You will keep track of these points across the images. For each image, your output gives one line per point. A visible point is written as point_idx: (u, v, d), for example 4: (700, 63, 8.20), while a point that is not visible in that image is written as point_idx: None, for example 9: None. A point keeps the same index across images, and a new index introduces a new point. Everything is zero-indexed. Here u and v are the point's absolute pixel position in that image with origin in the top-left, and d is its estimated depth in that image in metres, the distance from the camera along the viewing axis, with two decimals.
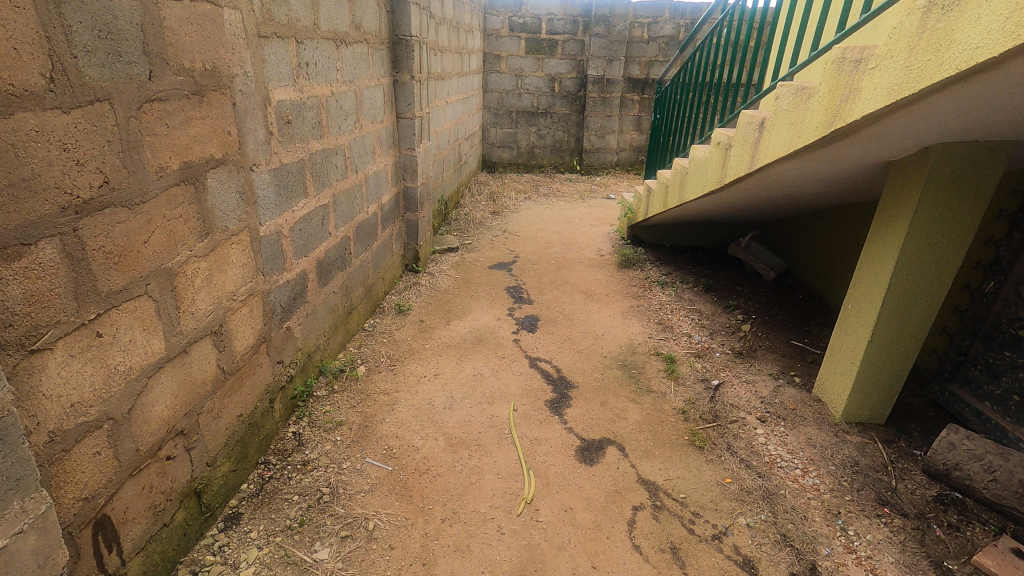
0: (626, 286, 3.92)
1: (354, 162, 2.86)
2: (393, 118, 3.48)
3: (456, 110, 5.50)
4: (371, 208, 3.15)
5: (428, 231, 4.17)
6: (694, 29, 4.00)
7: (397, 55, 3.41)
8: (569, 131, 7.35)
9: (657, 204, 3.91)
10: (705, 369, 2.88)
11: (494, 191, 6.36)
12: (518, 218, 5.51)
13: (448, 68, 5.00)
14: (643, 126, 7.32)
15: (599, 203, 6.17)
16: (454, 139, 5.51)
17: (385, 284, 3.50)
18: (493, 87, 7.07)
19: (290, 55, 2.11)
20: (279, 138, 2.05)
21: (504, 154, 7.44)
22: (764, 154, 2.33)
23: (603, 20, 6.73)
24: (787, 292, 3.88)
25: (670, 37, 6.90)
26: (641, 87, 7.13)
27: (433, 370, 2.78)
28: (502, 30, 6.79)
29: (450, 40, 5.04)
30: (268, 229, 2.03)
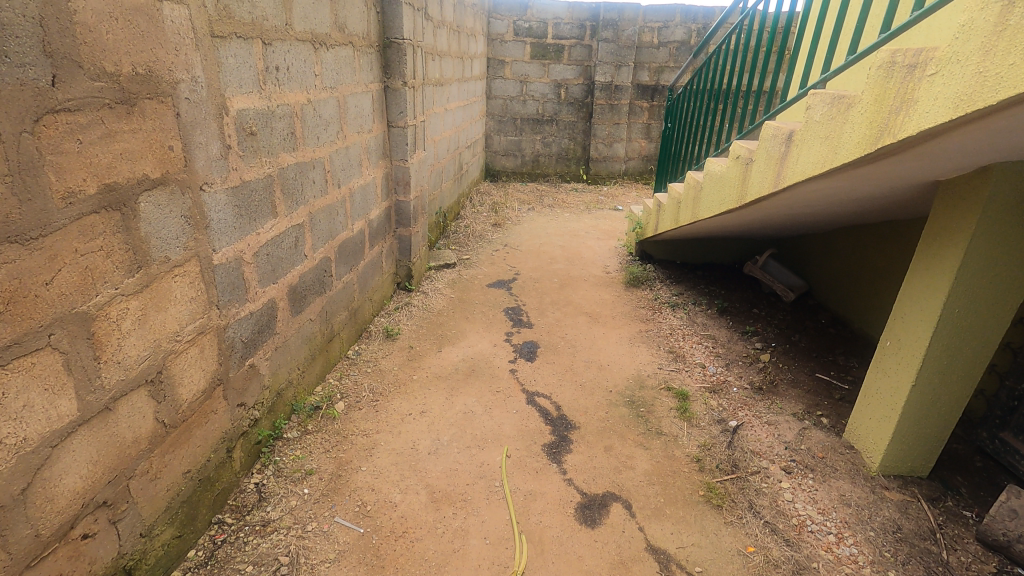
0: (633, 308, 3.64)
1: (336, 176, 2.61)
2: (383, 127, 3.24)
3: (456, 117, 5.27)
4: (356, 225, 2.90)
5: (422, 247, 3.92)
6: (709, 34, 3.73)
7: (389, 59, 3.17)
8: (575, 139, 7.09)
9: (667, 219, 3.63)
10: (721, 407, 2.59)
11: (497, 202, 6.11)
12: (520, 231, 5.26)
13: (448, 74, 4.77)
14: (653, 134, 7.05)
15: (606, 215, 5.90)
16: (454, 148, 5.27)
17: (373, 305, 3.25)
18: (497, 94, 6.83)
19: (255, 58, 1.87)
20: (239, 153, 1.81)
21: (508, 163, 7.19)
22: (792, 171, 2.05)
23: (611, 24, 6.48)
24: (808, 316, 3.59)
25: (681, 43, 6.64)
26: (651, 94, 6.86)
27: (420, 406, 2.52)
28: (506, 35, 6.56)
29: (451, 45, 4.81)
30: (225, 256, 1.78)
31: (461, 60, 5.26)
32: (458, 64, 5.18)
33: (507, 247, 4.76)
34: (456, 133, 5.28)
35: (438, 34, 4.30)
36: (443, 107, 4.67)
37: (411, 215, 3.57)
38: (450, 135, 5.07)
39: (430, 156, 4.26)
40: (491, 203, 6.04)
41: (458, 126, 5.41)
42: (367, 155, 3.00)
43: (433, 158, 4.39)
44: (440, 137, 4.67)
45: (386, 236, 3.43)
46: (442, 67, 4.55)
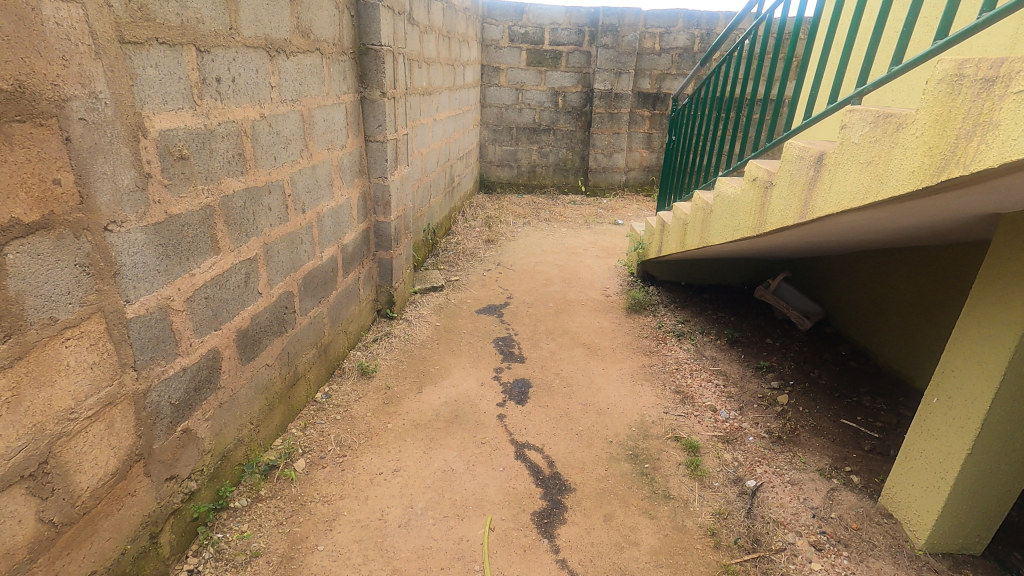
0: (635, 338, 3.34)
1: (299, 199, 2.31)
2: (360, 141, 2.94)
3: (448, 127, 4.99)
4: (326, 252, 2.60)
5: (406, 270, 3.62)
6: (717, 41, 3.45)
7: (365, 68, 2.88)
8: (573, 149, 6.81)
9: (673, 240, 3.33)
10: (736, 462, 2.28)
11: (491, 216, 5.81)
12: (514, 248, 4.95)
13: (438, 82, 4.49)
14: (654, 144, 6.77)
15: (605, 230, 5.60)
16: (444, 160, 4.97)
17: (348, 339, 2.94)
18: (492, 102, 6.55)
19: (186, 69, 1.57)
20: (163, 182, 1.50)
21: (503, 174, 6.91)
22: (823, 200, 1.75)
23: (611, 30, 6.19)
24: (827, 347, 3.29)
25: (684, 49, 6.37)
26: (652, 102, 6.58)
27: (393, 462, 2.20)
28: (501, 41, 6.28)
29: (440, 51, 4.52)
30: (145, 306, 1.48)
31: (452, 67, 4.99)
32: (449, 72, 4.91)
33: (499, 267, 4.46)
34: (446, 144, 4.98)
35: (425, 39, 4.01)
36: (431, 118, 4.37)
37: (393, 236, 3.27)
38: (440, 146, 4.78)
39: (416, 170, 3.96)
40: (485, 217, 5.75)
41: (450, 136, 5.12)
42: (340, 174, 2.71)
43: (420, 172, 4.10)
44: (428, 149, 4.38)
45: (364, 261, 3.13)
46: (430, 75, 4.26)
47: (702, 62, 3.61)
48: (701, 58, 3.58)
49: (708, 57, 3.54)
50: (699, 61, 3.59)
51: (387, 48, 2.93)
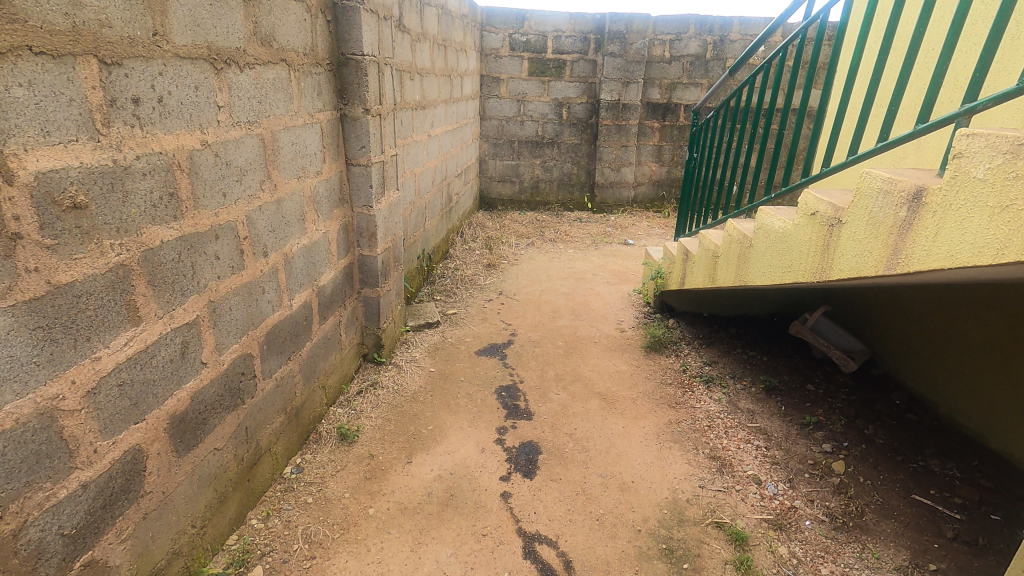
0: (657, 385, 2.93)
1: (259, 240, 1.90)
2: (340, 167, 2.55)
3: (444, 143, 4.61)
4: (297, 299, 2.20)
5: (397, 307, 3.22)
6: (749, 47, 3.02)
7: (345, 80, 2.49)
8: (579, 163, 6.42)
9: (699, 272, 2.93)
10: (795, 560, 1.86)
11: (492, 237, 5.43)
12: (518, 274, 4.55)
13: (432, 94, 4.11)
14: (664, 157, 6.39)
15: (615, 252, 5.20)
16: (440, 177, 4.58)
17: (326, 394, 2.53)
18: (492, 114, 6.19)
19: (84, 87, 1.18)
20: (44, 241, 1.10)
21: (505, 190, 6.53)
22: (923, 250, 1.35)
23: (618, 37, 5.82)
24: (878, 394, 2.87)
25: (695, 57, 6.00)
26: (662, 113, 6.21)
27: (373, 566, 1.79)
28: (501, 50, 5.93)
29: (435, 60, 4.14)
30: (16, 414, 1.07)
31: (449, 78, 4.63)
32: (446, 83, 4.54)
33: (501, 297, 4.06)
34: (442, 161, 4.60)
35: (418, 48, 3.64)
36: (424, 135, 3.95)
37: (381, 271, 2.86)
38: (436, 162, 4.38)
39: (407, 193, 3.55)
40: (485, 239, 5.36)
41: (447, 151, 4.74)
42: (314, 205, 2.31)
43: (412, 193, 3.70)
44: (423, 168, 3.99)
45: (345, 302, 2.72)
46: (424, 86, 3.88)
47: (731, 72, 3.15)
48: (731, 66, 3.13)
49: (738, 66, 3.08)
50: (729, 70, 3.13)
51: (370, 58, 2.53)
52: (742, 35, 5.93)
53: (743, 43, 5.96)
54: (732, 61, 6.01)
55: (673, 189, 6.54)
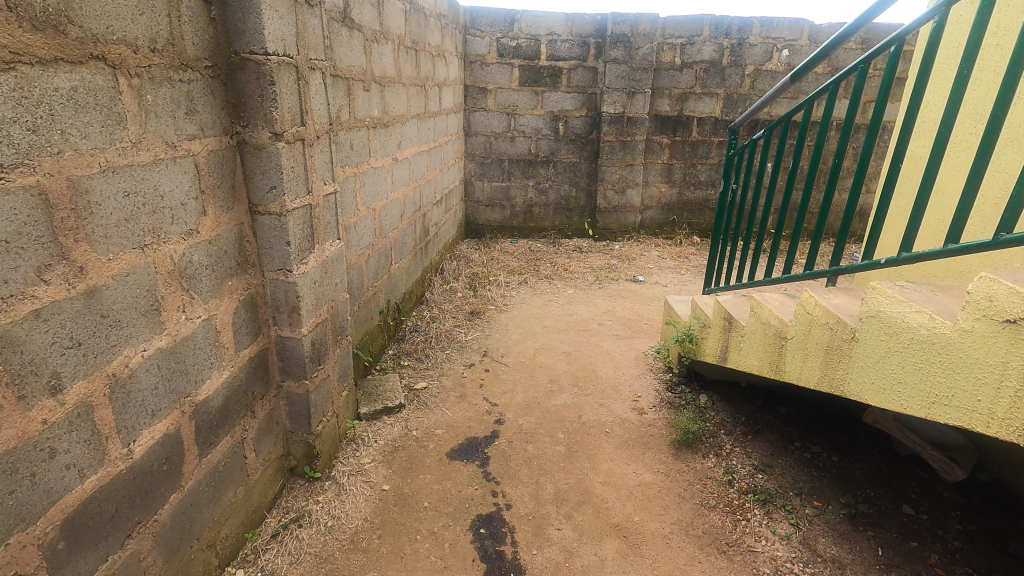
0: (696, 510, 2.11)
1: (37, 369, 1.09)
2: (238, 216, 1.75)
3: (416, 166, 3.81)
4: (144, 438, 1.38)
5: (341, 394, 2.40)
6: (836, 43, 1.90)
7: (241, 91, 1.69)
8: (578, 184, 5.64)
9: (750, 350, 2.13)
10: None
11: (477, 274, 4.63)
12: (507, 325, 3.74)
13: (398, 108, 3.32)
14: (675, 177, 5.63)
15: (623, 292, 4.40)
16: (412, 206, 3.77)
17: (215, 555, 1.70)
18: (478, 130, 5.42)
19: None
20: None
21: (494, 215, 5.74)
22: None
23: (622, 40, 5.07)
24: (1004, 522, 2.07)
25: (710, 63, 5.26)
26: (672, 127, 5.45)
27: None
28: (488, 56, 5.18)
29: (402, 65, 3.36)
30: None
31: (422, 89, 3.86)
32: (419, 96, 3.78)
33: (485, 360, 3.25)
34: (415, 188, 3.81)
35: (374, 48, 2.85)
36: (382, 158, 3.11)
37: (310, 356, 2.05)
38: (404, 189, 3.56)
39: (356, 236, 2.74)
40: (469, 278, 4.56)
41: (420, 175, 3.95)
42: (183, 282, 1.50)
43: (365, 234, 2.89)
44: (386, 199, 3.20)
45: (254, 406, 1.90)
46: (384, 97, 3.09)
47: (793, 77, 2.26)
48: (794, 69, 2.24)
49: (805, 68, 2.20)
50: (790, 73, 2.24)
51: (281, 60, 1.73)
52: (763, 37, 5.19)
53: (764, 47, 5.22)
54: (752, 67, 5.28)
55: (685, 212, 5.77)
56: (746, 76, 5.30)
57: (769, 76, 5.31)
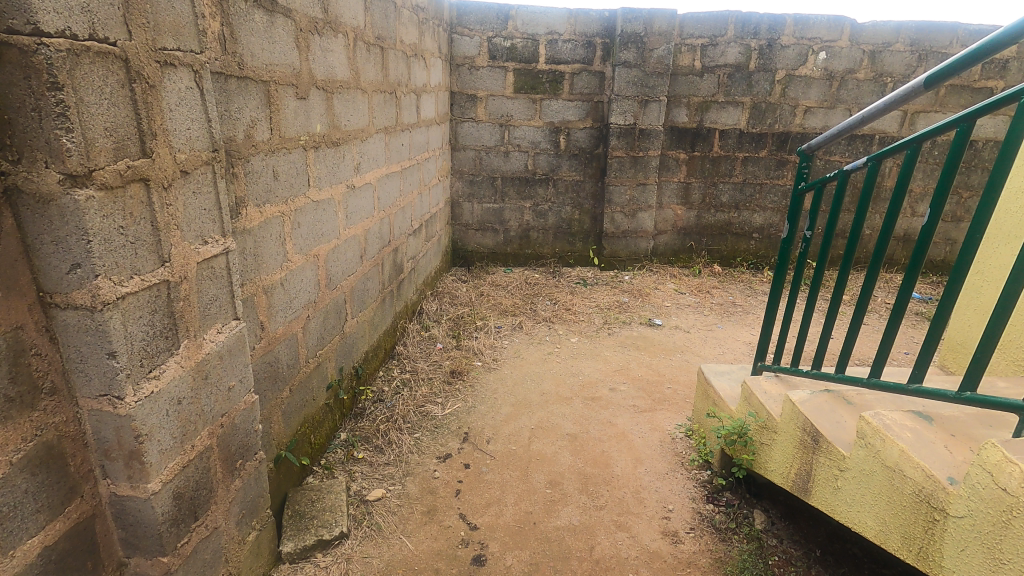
0: None
1: None
2: (8, 315, 1.01)
3: (383, 191, 3.07)
4: None
5: (246, 541, 1.64)
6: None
7: (6, 102, 0.96)
8: (581, 206, 4.91)
9: (857, 497, 1.40)
10: None
11: (462, 317, 3.89)
12: (495, 390, 3.00)
13: (354, 121, 2.58)
14: (693, 199, 4.92)
15: (637, 339, 3.67)
16: (378, 241, 3.03)
17: None
18: (467, 143, 4.70)
19: None
20: None
21: (485, 241, 5.00)
22: None
23: (634, 41, 4.35)
24: None
25: (734, 67, 4.55)
26: (690, 140, 4.74)
27: None
28: (478, 59, 4.47)
29: (361, 66, 2.63)
30: None
31: (393, 97, 3.14)
32: (388, 106, 3.05)
33: (465, 449, 2.50)
34: (381, 218, 3.06)
35: (313, 42, 2.12)
36: (329, 188, 2.36)
37: (172, 517, 1.29)
38: (365, 222, 2.81)
39: (280, 299, 1.99)
40: (452, 321, 3.82)
41: (390, 201, 3.21)
42: None
43: (298, 291, 2.14)
44: (336, 240, 2.45)
45: None
46: (332, 108, 2.34)
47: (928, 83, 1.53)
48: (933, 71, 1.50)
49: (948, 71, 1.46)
50: (928, 73, 1.51)
51: (84, 46, 0.99)
52: (797, 38, 4.49)
53: (798, 48, 4.51)
54: (783, 72, 4.57)
55: (704, 237, 5.05)
56: (776, 83, 4.59)
57: (803, 82, 4.60)
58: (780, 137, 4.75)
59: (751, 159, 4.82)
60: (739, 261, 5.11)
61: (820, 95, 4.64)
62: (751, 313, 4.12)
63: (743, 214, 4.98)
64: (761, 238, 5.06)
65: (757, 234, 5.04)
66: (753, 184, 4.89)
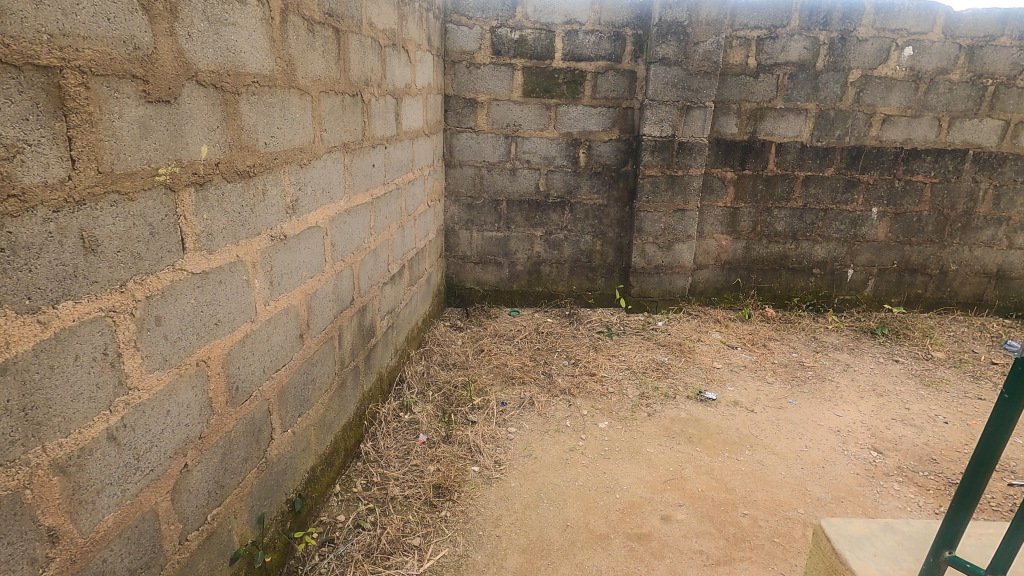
0: None
1: None
2: None
3: (343, 234, 2.19)
4: None
5: None
6: None
7: None
8: (604, 235, 4.02)
9: None
10: None
11: (455, 388, 3.00)
12: (498, 520, 2.10)
13: (283, 138, 1.69)
14: (740, 227, 4.03)
15: (687, 424, 2.76)
16: (333, 305, 2.13)
17: None
18: (464, 158, 3.83)
19: None
20: None
21: (486, 276, 4.12)
22: None
23: (674, 31, 3.46)
24: None
25: (797, 66, 3.67)
26: (740, 156, 3.85)
27: None
28: (478, 55, 3.60)
29: (296, 56, 1.74)
30: None
31: (357, 102, 2.26)
32: (347, 115, 2.17)
33: None
34: (339, 272, 2.18)
35: (191, 7, 1.23)
36: (233, 247, 1.47)
37: None
38: (309, 284, 1.92)
39: (106, 466, 1.09)
40: (441, 395, 2.93)
41: (355, 246, 2.33)
42: None
43: (160, 435, 1.24)
44: (249, 325, 1.57)
45: None
46: (235, 119, 1.45)
47: None
48: None
49: None
50: None
51: None
52: (877, 30, 3.60)
53: (877, 43, 3.62)
54: (858, 72, 3.68)
55: (753, 273, 4.15)
56: (849, 86, 3.70)
57: (882, 85, 3.71)
58: (850, 153, 3.86)
59: (813, 180, 3.93)
60: (795, 302, 4.20)
61: (902, 102, 3.74)
62: (827, 379, 3.21)
63: (801, 245, 4.09)
64: (823, 274, 4.16)
65: (818, 270, 4.14)
66: (814, 209, 4.00)
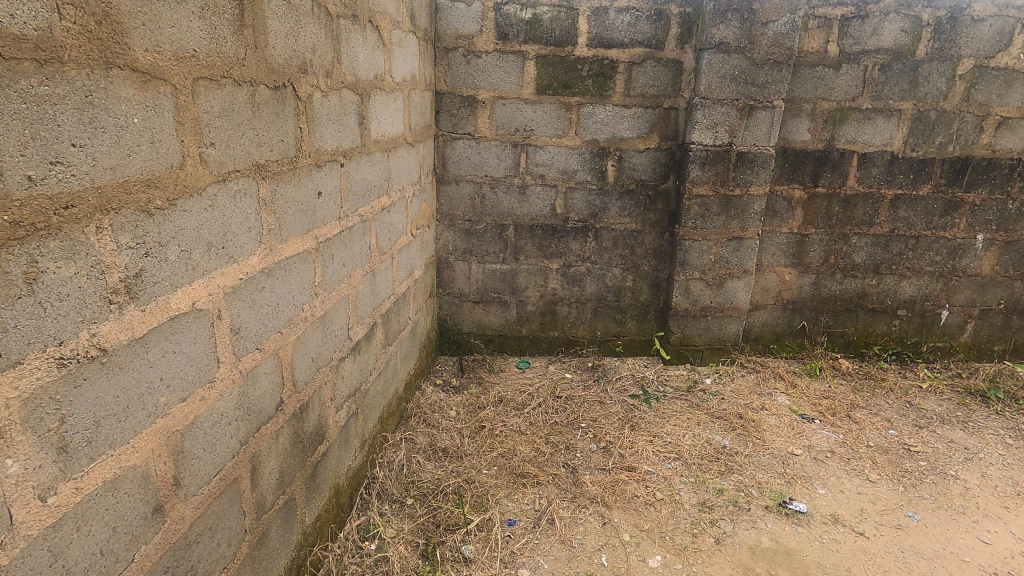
0: None
1: None
2: None
3: (257, 311, 1.37)
4: None
5: None
6: None
7: None
8: (637, 268, 3.20)
9: None
10: None
11: (443, 494, 2.18)
12: None
13: (90, 163, 0.87)
14: (809, 259, 3.20)
15: (774, 560, 1.92)
16: (237, 428, 1.31)
17: None
18: (461, 173, 3.02)
19: None
20: None
21: (489, 319, 3.30)
22: None
23: (737, 7, 2.64)
24: None
25: (891, 54, 2.84)
26: (812, 169, 3.02)
27: None
28: (479, 40, 2.78)
29: (128, 6, 0.92)
30: None
31: (284, 99, 1.43)
32: (262, 119, 1.34)
33: None
34: (249, 372, 1.35)
35: None
36: None
37: None
38: (173, 417, 1.10)
39: None
40: (425, 507, 2.11)
41: (283, 322, 1.51)
42: None
43: None
44: None
45: None
46: None
47: None
48: None
49: None
50: None
51: None
52: (998, 6, 2.77)
53: (997, 23, 2.79)
54: (971, 61, 2.85)
55: (822, 315, 3.31)
56: (957, 80, 2.87)
57: (1000, 78, 2.87)
58: (953, 166, 3.02)
59: (904, 200, 3.09)
60: (875, 351, 3.36)
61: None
62: (949, 476, 2.37)
63: (884, 281, 3.25)
64: (910, 316, 3.32)
65: (904, 312, 3.31)
66: (903, 236, 3.16)
